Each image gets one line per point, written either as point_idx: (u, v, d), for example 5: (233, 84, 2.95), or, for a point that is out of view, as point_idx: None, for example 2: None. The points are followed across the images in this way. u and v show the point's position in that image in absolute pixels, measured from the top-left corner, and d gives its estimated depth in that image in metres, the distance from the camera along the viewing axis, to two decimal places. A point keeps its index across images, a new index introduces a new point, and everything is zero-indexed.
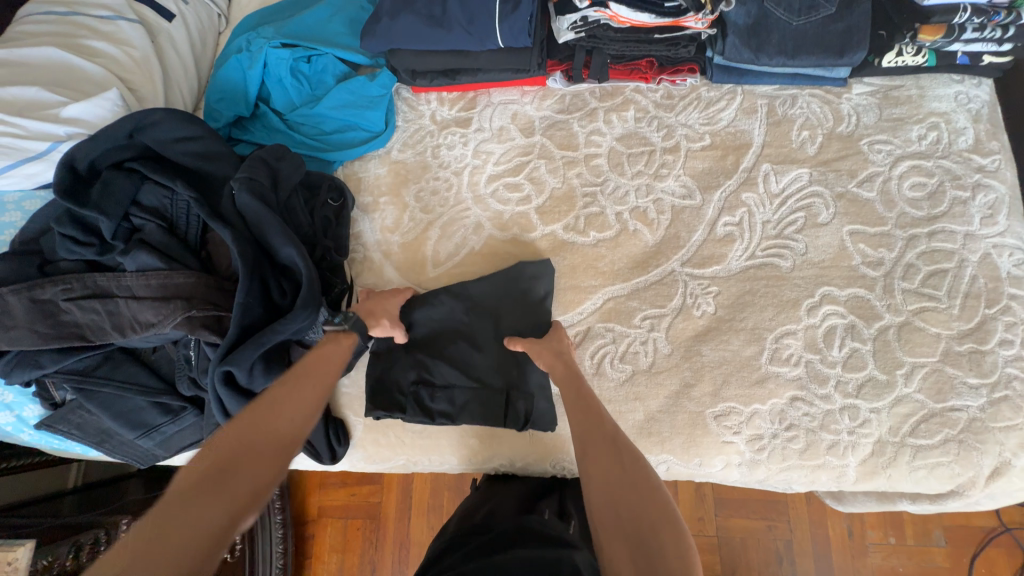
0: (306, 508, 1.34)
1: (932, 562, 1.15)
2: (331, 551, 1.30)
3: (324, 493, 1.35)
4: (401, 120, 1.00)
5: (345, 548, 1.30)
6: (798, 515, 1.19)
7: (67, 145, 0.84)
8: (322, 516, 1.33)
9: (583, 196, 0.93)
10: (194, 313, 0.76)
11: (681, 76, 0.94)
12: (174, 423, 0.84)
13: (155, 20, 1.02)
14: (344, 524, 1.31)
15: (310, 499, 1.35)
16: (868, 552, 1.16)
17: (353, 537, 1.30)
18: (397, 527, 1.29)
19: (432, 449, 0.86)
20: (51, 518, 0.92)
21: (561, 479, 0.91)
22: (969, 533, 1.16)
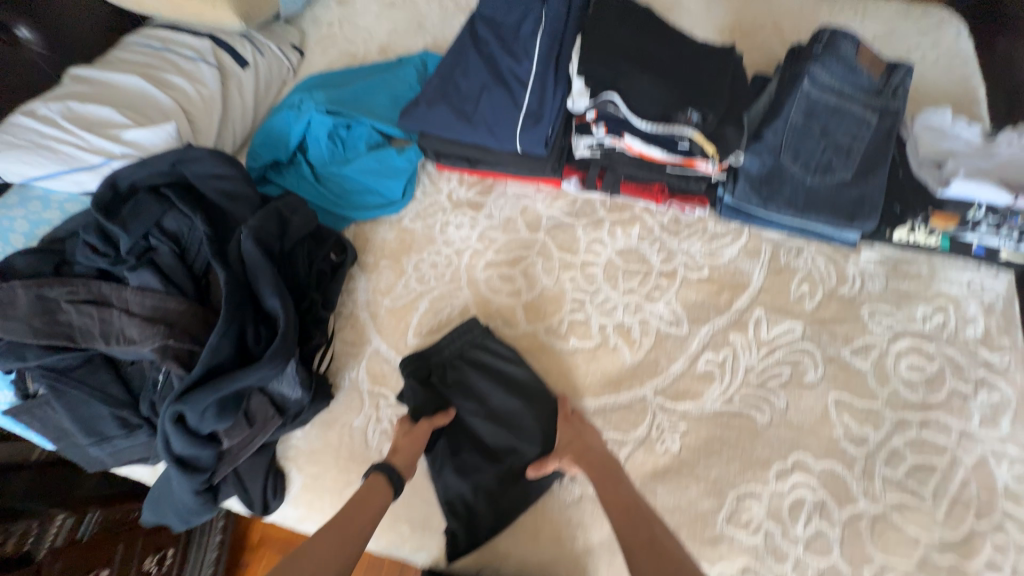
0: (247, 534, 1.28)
1: None
2: None
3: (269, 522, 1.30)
4: (420, 192, 1.06)
5: None
6: None
7: (117, 162, 0.93)
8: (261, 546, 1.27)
9: (572, 300, 0.94)
10: (171, 342, 0.79)
11: (691, 205, 0.96)
12: (127, 438, 0.85)
13: (231, 65, 1.15)
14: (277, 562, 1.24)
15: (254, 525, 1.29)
16: None
17: None
18: None
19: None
20: None
21: None
22: None
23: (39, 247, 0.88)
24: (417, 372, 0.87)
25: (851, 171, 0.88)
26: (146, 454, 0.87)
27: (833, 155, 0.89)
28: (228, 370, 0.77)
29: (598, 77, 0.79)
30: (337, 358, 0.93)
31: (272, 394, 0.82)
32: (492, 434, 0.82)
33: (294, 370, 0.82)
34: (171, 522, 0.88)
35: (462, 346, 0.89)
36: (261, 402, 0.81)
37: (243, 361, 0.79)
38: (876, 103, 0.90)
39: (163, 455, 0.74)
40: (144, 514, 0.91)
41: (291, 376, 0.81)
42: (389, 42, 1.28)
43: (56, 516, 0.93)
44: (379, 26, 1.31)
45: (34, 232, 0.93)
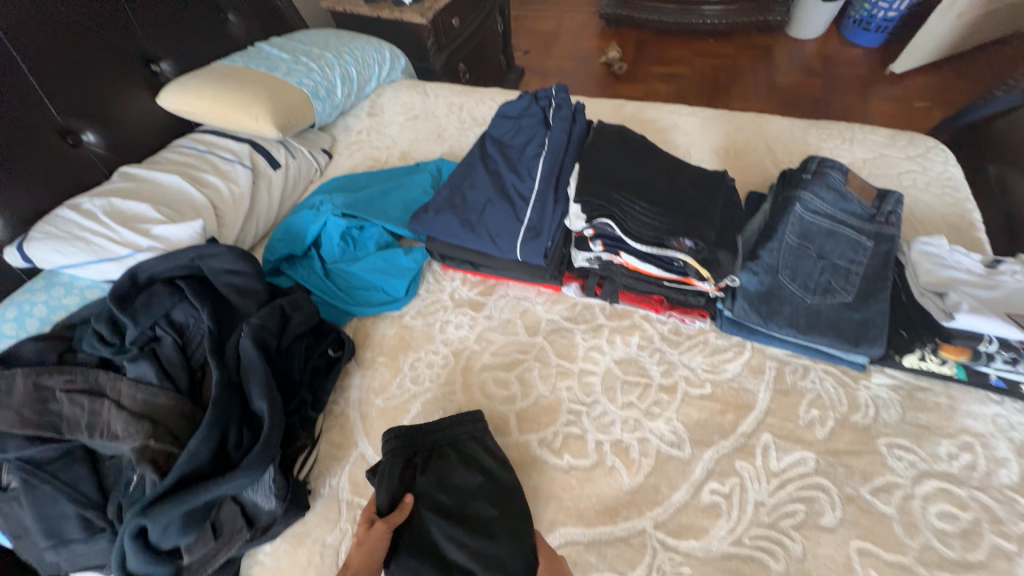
0: None
1: None
2: None
3: None
4: (424, 289, 1.09)
5: None
6: None
7: (143, 255, 1.00)
8: None
9: (568, 411, 0.90)
10: (152, 442, 0.77)
11: (691, 317, 0.96)
12: (87, 541, 0.80)
13: (264, 167, 1.26)
14: None
15: None
16: None
17: None
18: None
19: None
20: None
21: None
22: None
23: (52, 333, 0.91)
24: (400, 452, 0.82)
25: (851, 294, 0.87)
26: (104, 560, 0.81)
27: (831, 276, 0.89)
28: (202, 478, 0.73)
29: (592, 203, 0.81)
30: (320, 461, 0.89)
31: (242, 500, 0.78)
32: (458, 548, 0.71)
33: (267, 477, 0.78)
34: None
35: (457, 436, 0.85)
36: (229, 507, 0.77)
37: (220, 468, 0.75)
38: (869, 228, 0.92)
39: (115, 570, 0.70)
40: None
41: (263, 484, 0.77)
42: (410, 149, 1.41)
43: None
44: (402, 135, 1.46)
45: (49, 318, 0.97)
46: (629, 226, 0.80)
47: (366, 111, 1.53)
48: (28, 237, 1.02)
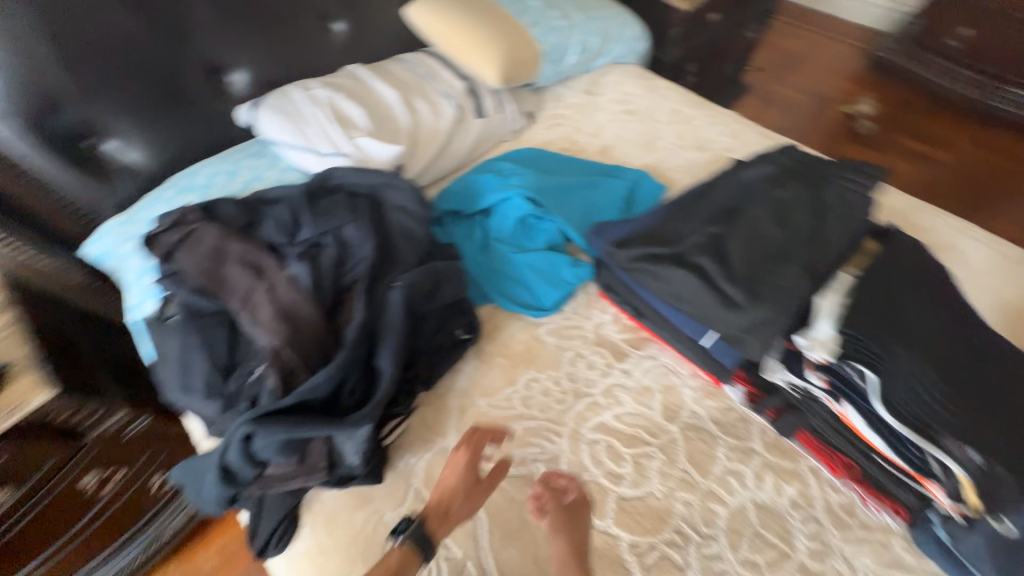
0: None
1: None
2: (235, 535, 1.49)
3: None
4: (570, 307, 0.99)
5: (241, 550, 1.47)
6: None
7: (340, 159, 1.02)
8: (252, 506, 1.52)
9: (675, 529, 0.75)
10: (286, 349, 0.78)
11: (881, 506, 0.74)
12: (199, 400, 0.85)
13: (469, 112, 1.22)
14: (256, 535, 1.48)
15: None
16: None
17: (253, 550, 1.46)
18: None
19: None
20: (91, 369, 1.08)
21: None
22: None
23: (245, 198, 0.97)
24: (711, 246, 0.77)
25: None
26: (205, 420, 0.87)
27: None
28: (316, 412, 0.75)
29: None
30: (408, 433, 0.86)
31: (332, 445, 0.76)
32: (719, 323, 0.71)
33: (361, 432, 0.75)
34: (187, 489, 0.86)
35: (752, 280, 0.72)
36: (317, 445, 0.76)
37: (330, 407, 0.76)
38: None
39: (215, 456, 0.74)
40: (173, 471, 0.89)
41: (356, 437, 0.75)
42: (612, 145, 1.27)
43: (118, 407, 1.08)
44: (609, 127, 1.31)
45: (250, 184, 1.02)
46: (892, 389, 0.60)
47: (582, 87, 1.41)
48: (261, 102, 1.10)
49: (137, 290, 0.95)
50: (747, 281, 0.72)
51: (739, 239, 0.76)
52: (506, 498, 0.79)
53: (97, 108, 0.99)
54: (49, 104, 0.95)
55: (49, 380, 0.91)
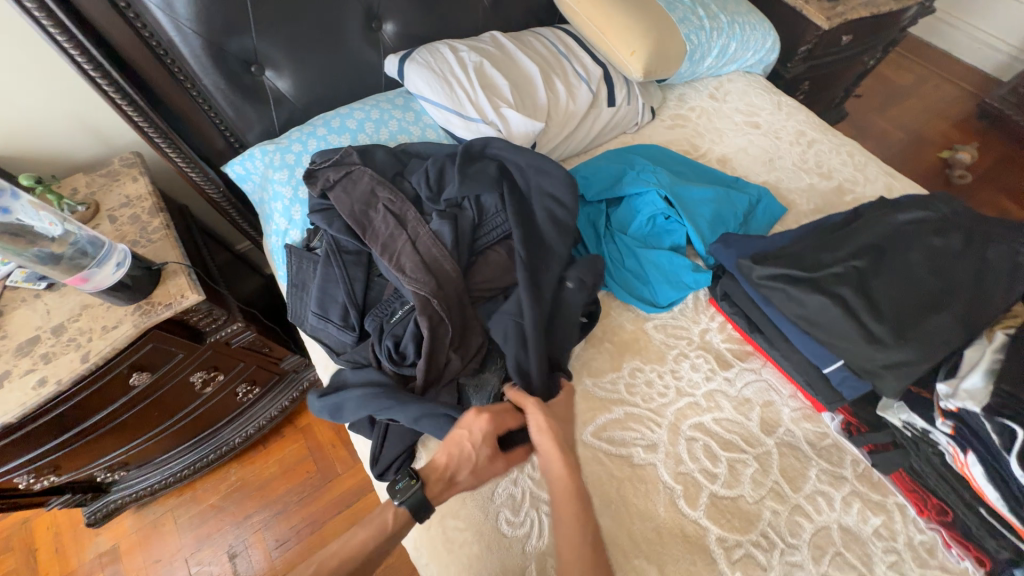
0: (301, 415, 1.76)
1: None
2: (285, 455, 1.67)
3: (318, 419, 1.75)
4: (679, 308, 1.02)
5: (290, 467, 1.65)
6: None
7: (483, 125, 1.06)
8: (304, 429, 1.73)
9: (762, 534, 0.80)
10: (432, 301, 0.84)
11: (961, 552, 0.76)
12: (337, 329, 0.93)
13: (602, 99, 1.22)
14: (307, 456, 1.67)
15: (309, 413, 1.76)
16: None
17: (302, 469, 1.65)
18: (328, 502, 1.59)
19: (437, 559, 0.80)
20: (211, 280, 1.17)
21: None
22: None
23: (395, 151, 1.03)
24: (856, 278, 0.79)
25: None
26: (336, 348, 0.95)
27: None
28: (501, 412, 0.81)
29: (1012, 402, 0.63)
30: None
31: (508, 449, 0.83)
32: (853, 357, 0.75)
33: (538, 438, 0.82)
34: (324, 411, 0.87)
35: (897, 320, 0.75)
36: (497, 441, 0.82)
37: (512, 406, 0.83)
38: None
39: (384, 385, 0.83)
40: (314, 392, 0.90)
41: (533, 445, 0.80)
42: (733, 156, 1.27)
43: (234, 320, 1.17)
44: (731, 137, 1.30)
45: (395, 136, 1.08)
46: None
47: (707, 92, 1.40)
48: (410, 55, 1.11)
49: (285, 219, 1.02)
50: (890, 321, 0.74)
51: (882, 280, 0.79)
52: (604, 473, 0.85)
53: (268, 38, 1.02)
54: (228, 29, 0.97)
55: (194, 284, 0.98)
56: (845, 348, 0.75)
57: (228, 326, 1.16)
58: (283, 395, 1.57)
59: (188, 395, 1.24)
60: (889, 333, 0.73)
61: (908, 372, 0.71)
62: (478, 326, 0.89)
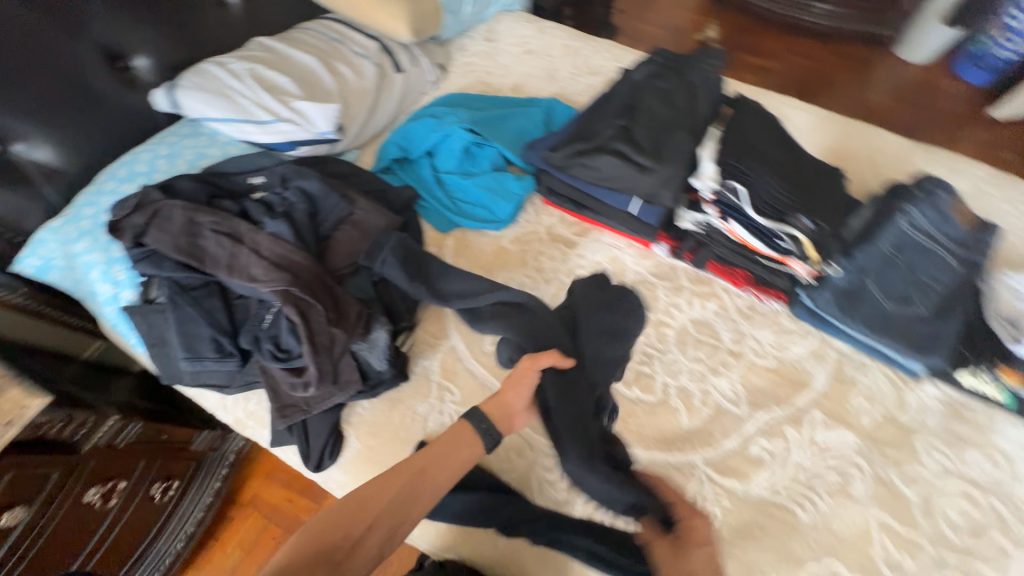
0: (240, 491, 1.64)
1: None
2: (242, 537, 1.57)
3: (261, 485, 1.65)
4: (523, 218, 1.17)
5: (253, 545, 1.56)
6: None
7: (281, 123, 1.08)
8: (250, 503, 1.62)
9: (641, 353, 1.00)
10: (293, 290, 0.87)
11: (767, 297, 1.04)
12: (216, 362, 0.92)
13: (389, 69, 1.30)
14: (265, 525, 1.58)
15: (248, 485, 1.65)
16: None
17: (266, 539, 1.56)
18: None
19: None
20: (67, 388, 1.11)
21: None
22: None
23: (203, 176, 1.01)
24: (623, 130, 1.00)
25: (928, 308, 0.94)
26: (225, 381, 0.94)
27: (914, 290, 0.95)
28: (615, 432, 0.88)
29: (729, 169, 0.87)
30: (418, 343, 1.01)
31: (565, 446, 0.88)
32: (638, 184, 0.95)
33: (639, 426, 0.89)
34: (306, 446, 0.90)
35: (656, 147, 0.95)
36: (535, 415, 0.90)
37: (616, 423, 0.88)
38: (963, 254, 0.96)
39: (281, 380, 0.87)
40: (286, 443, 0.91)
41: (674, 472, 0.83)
42: (523, 83, 1.44)
43: (110, 415, 1.13)
44: (515, 67, 1.47)
45: (195, 162, 1.05)
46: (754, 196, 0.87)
47: (483, 36, 1.55)
48: (176, 82, 1.08)
49: (113, 285, 0.96)
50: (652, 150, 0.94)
51: (641, 123, 0.98)
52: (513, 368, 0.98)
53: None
54: None
55: (32, 390, 0.89)
56: (632, 182, 0.95)
57: (105, 424, 1.12)
58: (210, 479, 1.48)
59: (92, 519, 1.12)
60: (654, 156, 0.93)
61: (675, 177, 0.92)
62: (350, 298, 0.92)
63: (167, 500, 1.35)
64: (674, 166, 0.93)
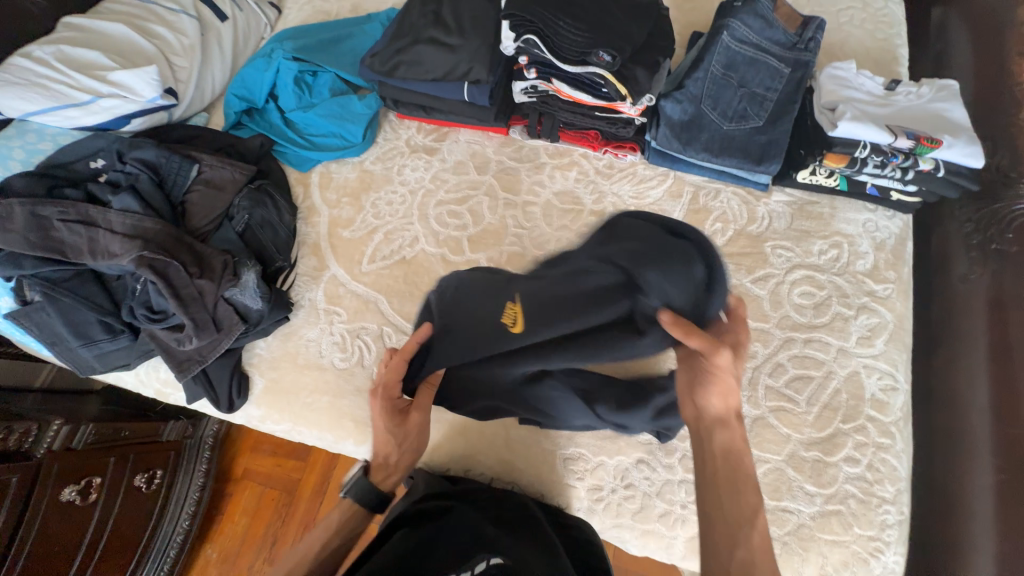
0: (233, 467, 1.56)
1: None
2: (243, 511, 1.51)
3: (252, 458, 1.57)
4: (381, 138, 1.16)
5: (255, 513, 1.51)
6: None
7: (103, 100, 1.03)
8: (245, 478, 1.55)
9: (509, 235, 1.03)
10: (146, 254, 0.89)
11: (623, 151, 1.06)
12: (111, 341, 0.97)
13: (210, 18, 1.21)
14: (262, 491, 1.52)
15: (240, 460, 1.57)
16: None
17: (266, 505, 1.51)
18: (308, 504, 1.48)
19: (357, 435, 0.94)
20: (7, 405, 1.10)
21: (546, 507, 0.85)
22: None
23: (38, 171, 0.99)
24: (432, 18, 1.00)
25: (762, 118, 0.96)
26: (129, 359, 0.99)
27: (748, 104, 0.97)
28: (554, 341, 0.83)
29: (519, 19, 0.87)
30: (299, 280, 1.05)
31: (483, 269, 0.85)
32: (456, 63, 0.97)
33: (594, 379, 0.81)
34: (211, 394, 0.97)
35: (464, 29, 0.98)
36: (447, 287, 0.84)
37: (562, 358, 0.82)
38: (790, 56, 0.97)
39: (167, 339, 0.92)
40: (195, 396, 0.98)
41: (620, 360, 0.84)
42: (361, 0, 1.36)
43: (52, 422, 1.12)
44: None
45: (30, 161, 1.03)
46: (553, 44, 0.87)
47: None
48: None
49: None
50: (458, 32, 0.98)
51: (449, 3, 1.00)
52: (392, 279, 1.02)
53: None
54: None
55: None
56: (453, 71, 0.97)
57: (52, 432, 1.11)
58: (193, 470, 1.43)
59: (78, 519, 1.13)
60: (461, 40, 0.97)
61: (486, 54, 0.96)
62: (214, 251, 0.95)
63: (158, 488, 1.33)
64: (479, 41, 0.96)
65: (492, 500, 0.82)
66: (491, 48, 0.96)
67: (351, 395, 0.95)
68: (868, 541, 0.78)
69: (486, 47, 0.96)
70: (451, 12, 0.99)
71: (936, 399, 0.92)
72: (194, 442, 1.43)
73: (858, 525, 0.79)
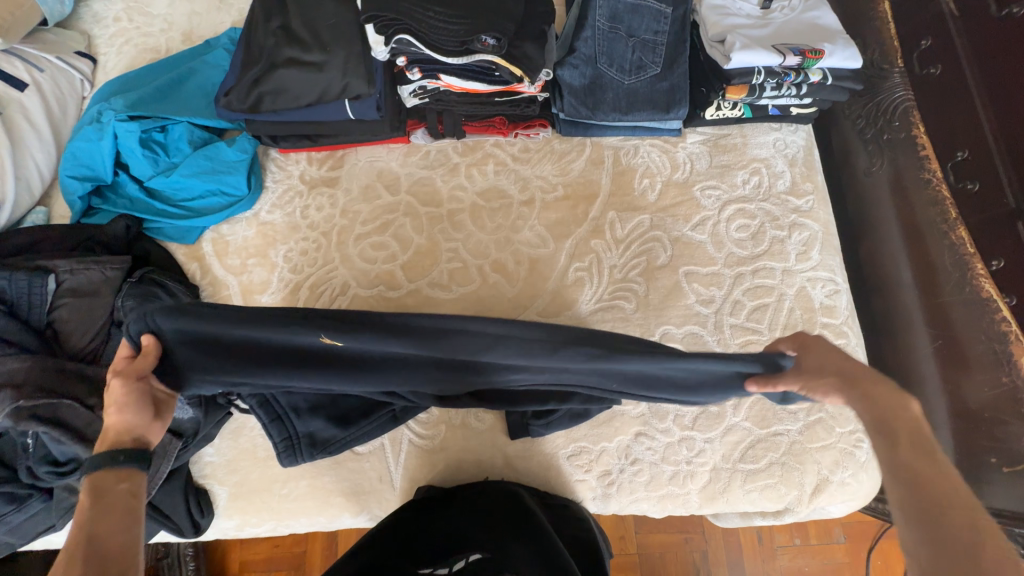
0: (227, 565, 1.37)
1: (833, 558, 1.31)
2: None
3: (245, 548, 1.38)
4: (269, 181, 1.02)
5: None
6: (711, 527, 1.32)
7: None
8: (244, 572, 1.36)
9: (444, 249, 0.96)
10: (23, 404, 0.73)
11: (534, 130, 1.01)
12: (20, 511, 0.80)
13: (4, 90, 0.97)
14: None
15: (231, 556, 1.38)
16: (776, 554, 1.31)
17: None
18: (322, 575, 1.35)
19: (353, 506, 0.87)
20: None
21: (553, 505, 0.83)
22: (864, 526, 1.33)
23: None
24: (283, 35, 0.87)
25: (659, 65, 0.95)
26: (51, 520, 0.83)
27: (641, 53, 0.95)
28: (337, 353, 0.64)
29: (385, 19, 0.78)
30: None
31: (189, 325, 0.61)
32: (328, 79, 0.85)
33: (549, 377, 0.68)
34: (169, 528, 0.84)
35: (323, 40, 0.85)
36: (189, 354, 0.65)
37: (361, 364, 0.64)
38: None
39: None
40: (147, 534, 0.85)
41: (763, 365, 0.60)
42: (193, 25, 1.16)
43: None
44: (175, 11, 1.17)
45: None
46: (429, 37, 0.79)
47: None
48: None
49: None
50: (319, 44, 0.85)
51: (296, 14, 0.87)
52: None
53: None
54: None
55: None
56: (328, 90, 0.86)
57: None
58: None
59: None
60: (323, 52, 0.85)
61: (358, 61, 0.85)
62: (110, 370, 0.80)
63: None
64: (345, 49, 0.85)
65: (492, 501, 0.80)
66: (361, 53, 0.85)
67: (330, 469, 0.87)
68: (849, 436, 0.85)
69: (355, 53, 0.85)
70: (301, 23, 0.86)
71: (871, 287, 1.00)
72: (171, 560, 1.25)
73: (839, 425, 0.85)
